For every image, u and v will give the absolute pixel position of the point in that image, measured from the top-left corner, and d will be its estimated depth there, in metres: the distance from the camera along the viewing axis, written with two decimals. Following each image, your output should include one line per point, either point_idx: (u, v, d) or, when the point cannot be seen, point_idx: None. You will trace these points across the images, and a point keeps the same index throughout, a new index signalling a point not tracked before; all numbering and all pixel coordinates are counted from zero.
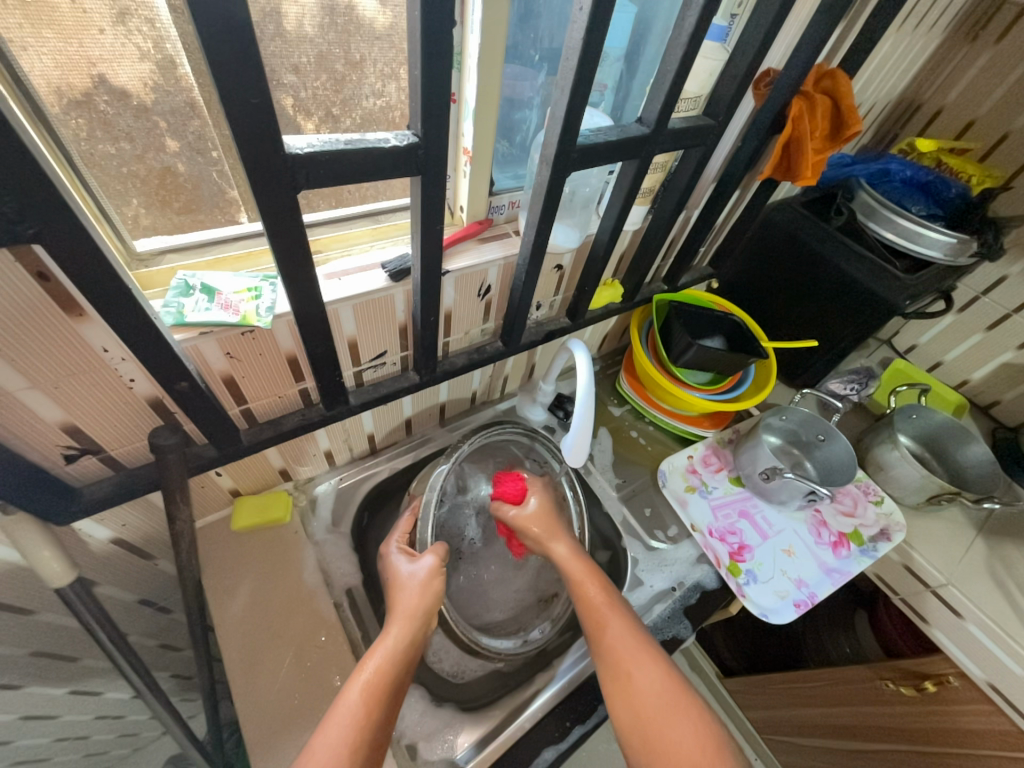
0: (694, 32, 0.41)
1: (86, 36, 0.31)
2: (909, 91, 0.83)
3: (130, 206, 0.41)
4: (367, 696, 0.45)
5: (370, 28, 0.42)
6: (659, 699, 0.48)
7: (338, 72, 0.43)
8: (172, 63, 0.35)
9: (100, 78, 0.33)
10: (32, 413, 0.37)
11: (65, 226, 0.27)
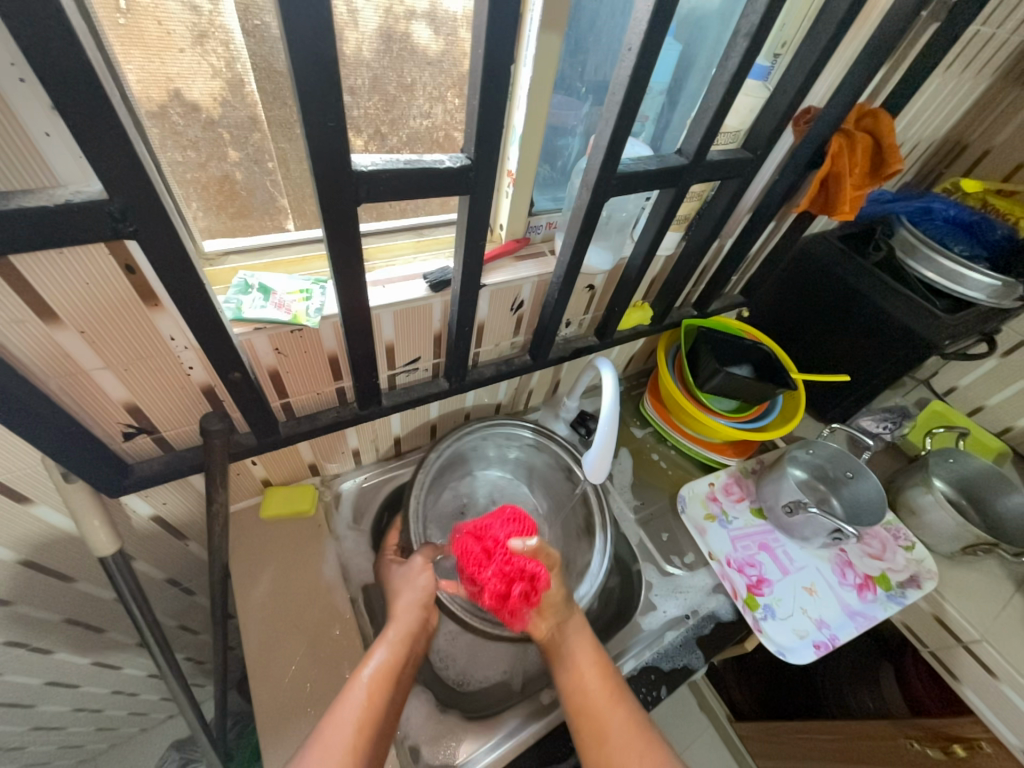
0: (738, 71, 0.43)
1: (168, 54, 0.35)
2: (955, 132, 0.82)
3: (202, 210, 0.45)
4: (376, 687, 0.47)
5: (423, 55, 0.45)
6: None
7: (390, 93, 0.46)
8: (240, 81, 0.39)
9: (176, 92, 0.37)
10: (102, 391, 0.40)
11: (157, 226, 0.30)
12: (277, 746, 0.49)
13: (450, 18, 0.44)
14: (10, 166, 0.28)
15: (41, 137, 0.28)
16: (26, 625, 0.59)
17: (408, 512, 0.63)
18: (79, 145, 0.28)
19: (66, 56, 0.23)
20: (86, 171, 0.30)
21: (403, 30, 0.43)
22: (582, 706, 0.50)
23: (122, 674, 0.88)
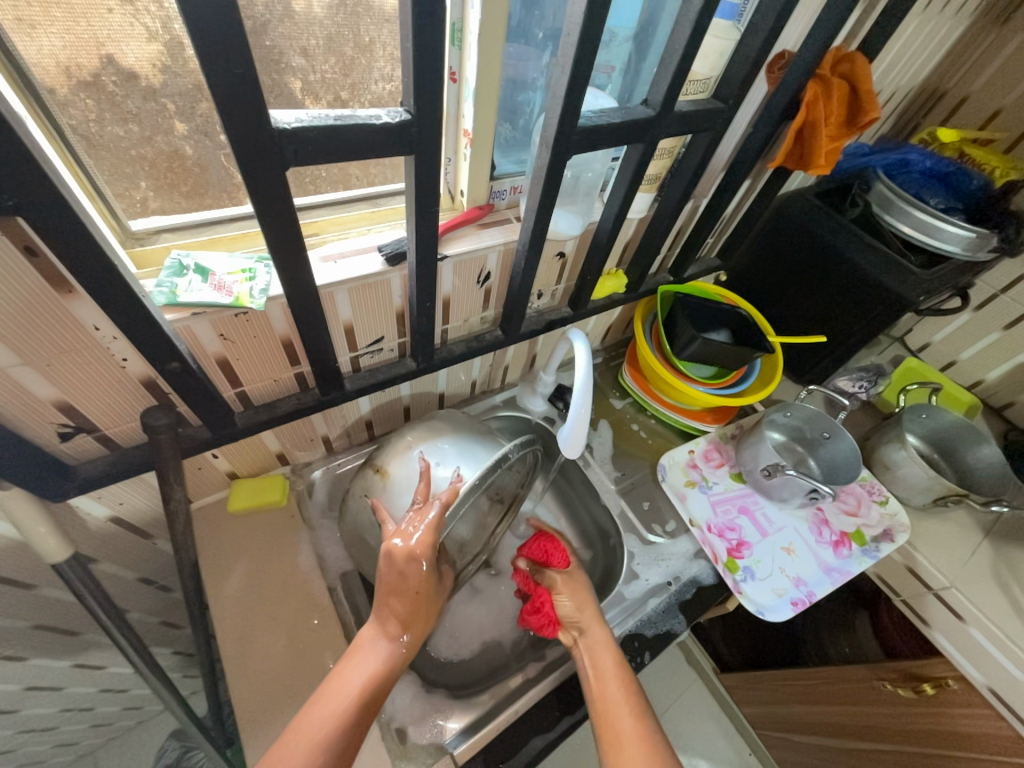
0: (704, 8, 0.39)
1: (95, 15, 0.32)
2: (932, 79, 0.80)
3: (134, 187, 0.40)
4: (364, 694, 0.44)
5: (381, 11, 0.41)
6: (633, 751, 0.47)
7: (347, 55, 0.42)
8: (179, 44, 0.35)
9: (109, 58, 0.33)
10: (25, 389, 0.37)
11: (47, 199, 0.26)
12: (258, 735, 0.48)
13: None
14: None
15: None
16: None
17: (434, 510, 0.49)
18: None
19: None
20: None
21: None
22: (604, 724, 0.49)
23: (107, 673, 0.86)
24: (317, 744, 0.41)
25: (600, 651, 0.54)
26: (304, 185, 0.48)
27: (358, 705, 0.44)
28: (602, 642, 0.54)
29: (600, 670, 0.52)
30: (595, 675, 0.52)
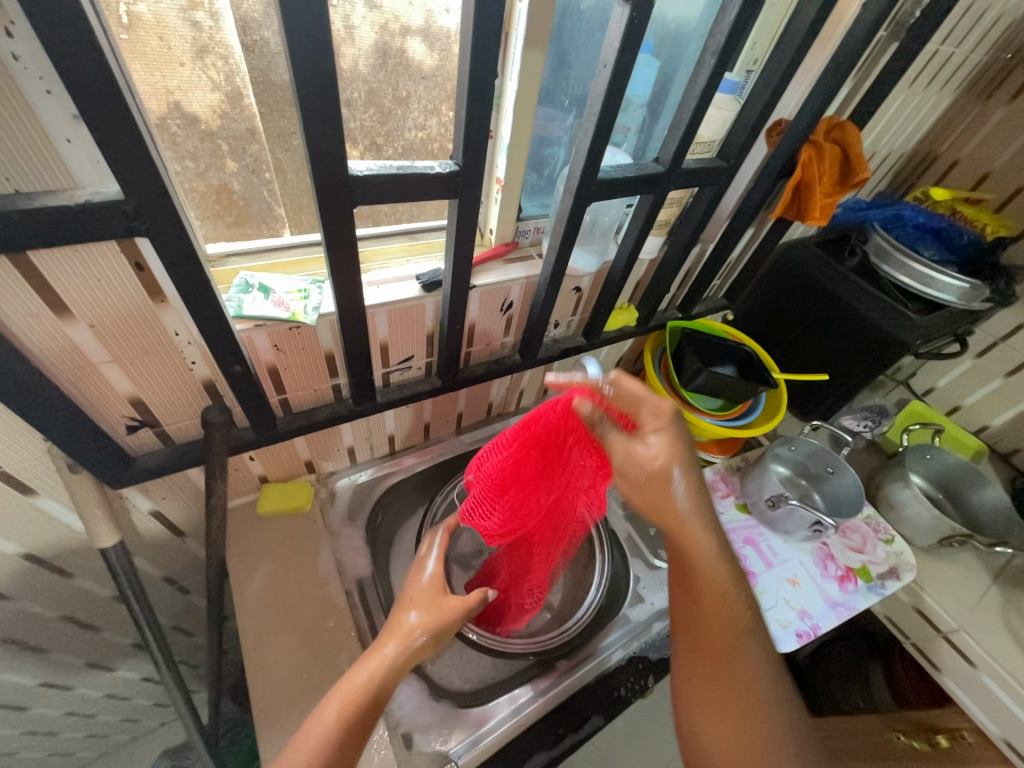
0: (708, 83, 0.46)
1: (168, 67, 0.38)
2: (924, 144, 0.86)
3: (196, 219, 0.48)
4: (342, 750, 0.41)
5: (418, 69, 0.49)
6: (709, 625, 0.45)
7: (386, 105, 0.50)
8: (238, 93, 0.42)
9: (175, 104, 0.40)
10: (108, 384, 0.42)
11: (169, 226, 0.32)
12: (272, 731, 0.50)
13: (444, 34, 0.48)
14: (30, 167, 0.29)
15: (63, 144, 0.29)
16: (24, 622, 0.60)
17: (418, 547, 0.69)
18: (100, 150, 0.29)
19: (92, 70, 0.25)
20: (102, 174, 0.31)
21: (398, 45, 0.46)
22: (694, 634, 0.46)
23: (115, 677, 0.87)
24: (334, 711, 0.42)
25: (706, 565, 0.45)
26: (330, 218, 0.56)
27: (336, 754, 0.40)
28: (709, 561, 0.45)
29: (706, 587, 0.45)
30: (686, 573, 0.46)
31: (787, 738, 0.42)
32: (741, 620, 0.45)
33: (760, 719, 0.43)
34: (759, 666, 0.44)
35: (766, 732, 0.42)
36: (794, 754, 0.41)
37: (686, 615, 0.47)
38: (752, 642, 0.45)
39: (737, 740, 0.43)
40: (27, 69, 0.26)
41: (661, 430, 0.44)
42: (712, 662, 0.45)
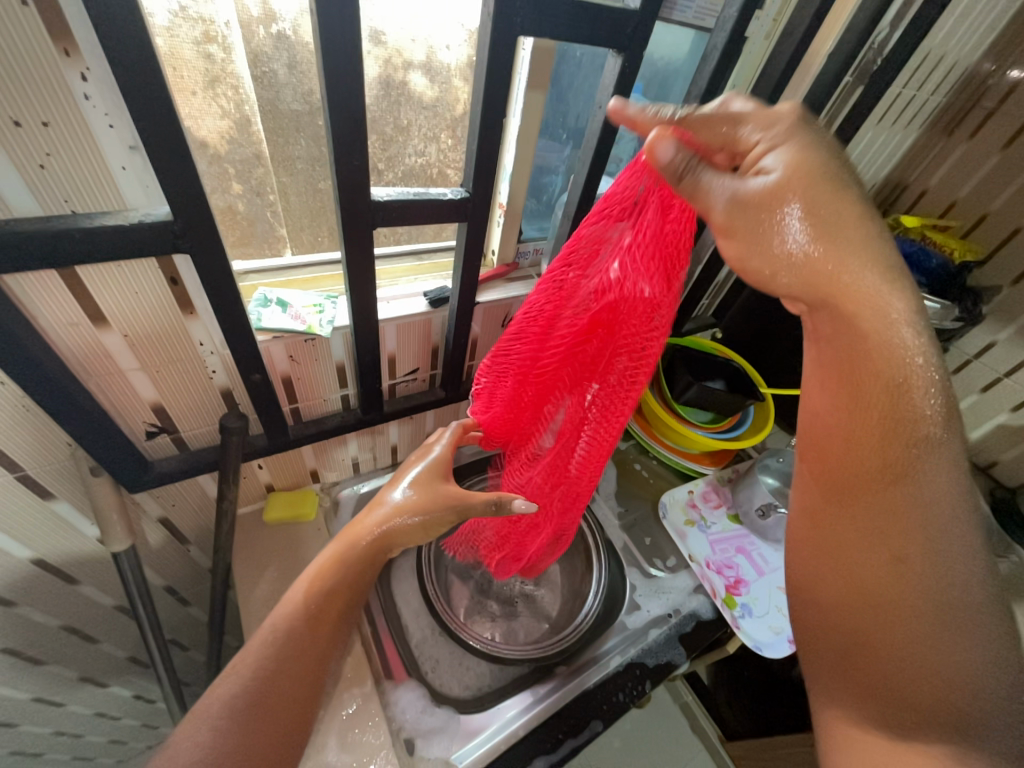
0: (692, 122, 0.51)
1: (182, 95, 0.42)
2: (896, 174, 0.92)
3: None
4: (313, 627, 0.44)
5: (419, 100, 0.53)
6: (860, 447, 0.36)
7: (387, 133, 0.54)
8: (247, 121, 0.46)
9: (187, 129, 0.44)
10: (134, 390, 0.45)
11: (209, 244, 0.35)
12: None
13: (445, 69, 0.53)
14: (86, 190, 0.32)
15: (118, 170, 0.32)
16: (25, 632, 0.59)
17: (421, 555, 0.70)
18: (152, 175, 0.33)
19: (156, 109, 0.29)
20: (151, 197, 0.34)
21: (400, 78, 0.51)
22: (828, 455, 0.37)
23: (108, 694, 0.86)
24: (302, 589, 0.46)
25: (860, 351, 0.34)
26: (333, 237, 0.60)
27: (306, 628, 0.44)
28: (889, 335, 0.33)
29: (873, 392, 0.34)
30: (848, 358, 0.35)
31: (959, 581, 0.34)
32: (917, 435, 0.34)
33: (922, 561, 0.34)
34: (936, 496, 0.34)
35: (934, 578, 0.34)
36: (958, 603, 0.34)
37: (830, 435, 0.37)
38: (931, 467, 0.34)
39: (880, 576, 0.36)
40: (96, 108, 0.30)
41: (786, 143, 0.34)
42: (861, 507, 0.36)
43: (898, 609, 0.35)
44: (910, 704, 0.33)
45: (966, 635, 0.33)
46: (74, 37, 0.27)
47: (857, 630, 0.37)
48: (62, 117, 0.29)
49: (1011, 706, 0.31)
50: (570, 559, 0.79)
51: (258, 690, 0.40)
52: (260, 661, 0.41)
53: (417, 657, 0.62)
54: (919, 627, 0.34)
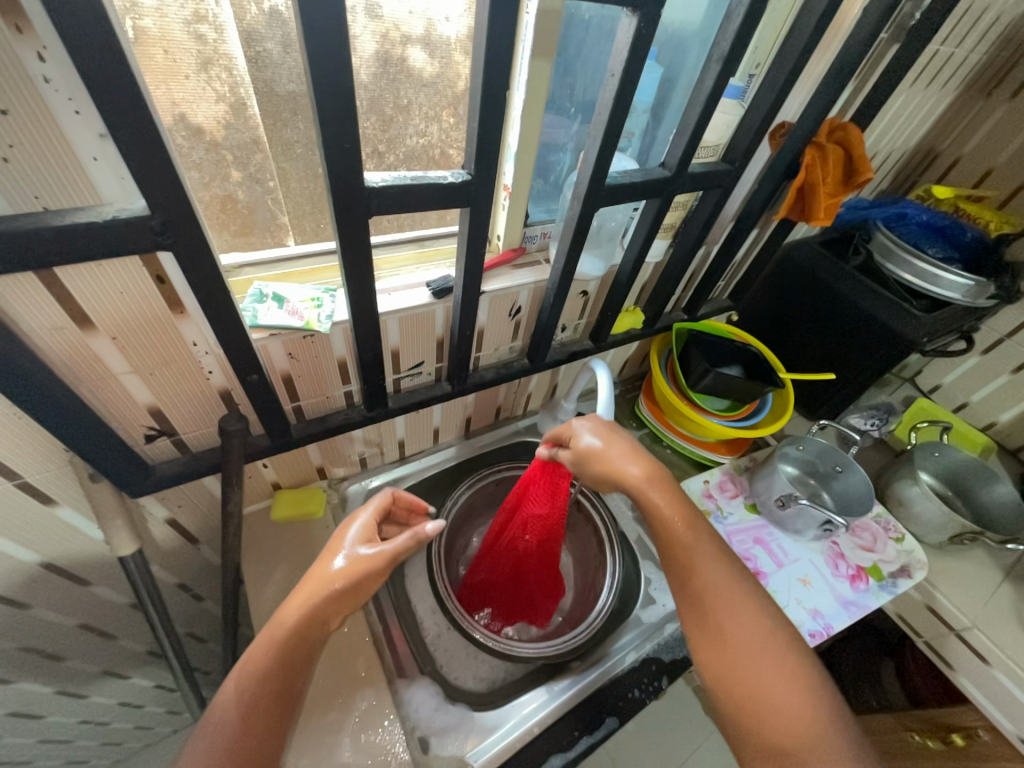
0: (713, 89, 0.47)
1: (173, 81, 0.39)
2: (926, 141, 0.86)
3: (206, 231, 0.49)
4: (271, 689, 0.41)
5: (419, 77, 0.50)
6: (687, 550, 0.47)
7: (387, 113, 0.50)
8: (243, 104, 0.43)
9: (181, 116, 0.41)
10: (128, 394, 0.43)
11: (193, 240, 0.33)
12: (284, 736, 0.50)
13: (444, 42, 0.48)
14: (58, 184, 0.30)
15: (90, 161, 0.30)
16: (41, 631, 0.60)
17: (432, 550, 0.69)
18: (126, 167, 0.30)
19: (125, 92, 0.26)
20: (127, 191, 0.32)
21: (399, 53, 0.47)
22: (674, 566, 0.48)
23: (130, 685, 0.87)
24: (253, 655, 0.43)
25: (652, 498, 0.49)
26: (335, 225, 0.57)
27: (279, 656, 0.42)
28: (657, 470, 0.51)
29: (653, 518, 0.49)
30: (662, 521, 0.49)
31: (752, 625, 0.44)
32: (683, 543, 0.48)
33: (732, 627, 0.44)
34: (732, 572, 0.47)
35: (742, 635, 0.44)
36: (760, 645, 0.43)
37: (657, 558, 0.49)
38: (720, 558, 0.47)
39: (732, 645, 0.43)
40: (57, 92, 0.27)
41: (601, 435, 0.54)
42: (706, 595, 0.46)
43: (732, 670, 0.43)
44: (781, 753, 0.39)
45: (767, 664, 0.42)
46: (26, 12, 0.25)
47: (726, 708, 0.43)
48: (23, 105, 0.27)
49: (836, 724, 0.39)
50: (584, 553, 0.78)
51: (233, 744, 0.38)
52: (231, 718, 0.39)
53: (431, 652, 0.62)
54: (744, 676, 0.42)
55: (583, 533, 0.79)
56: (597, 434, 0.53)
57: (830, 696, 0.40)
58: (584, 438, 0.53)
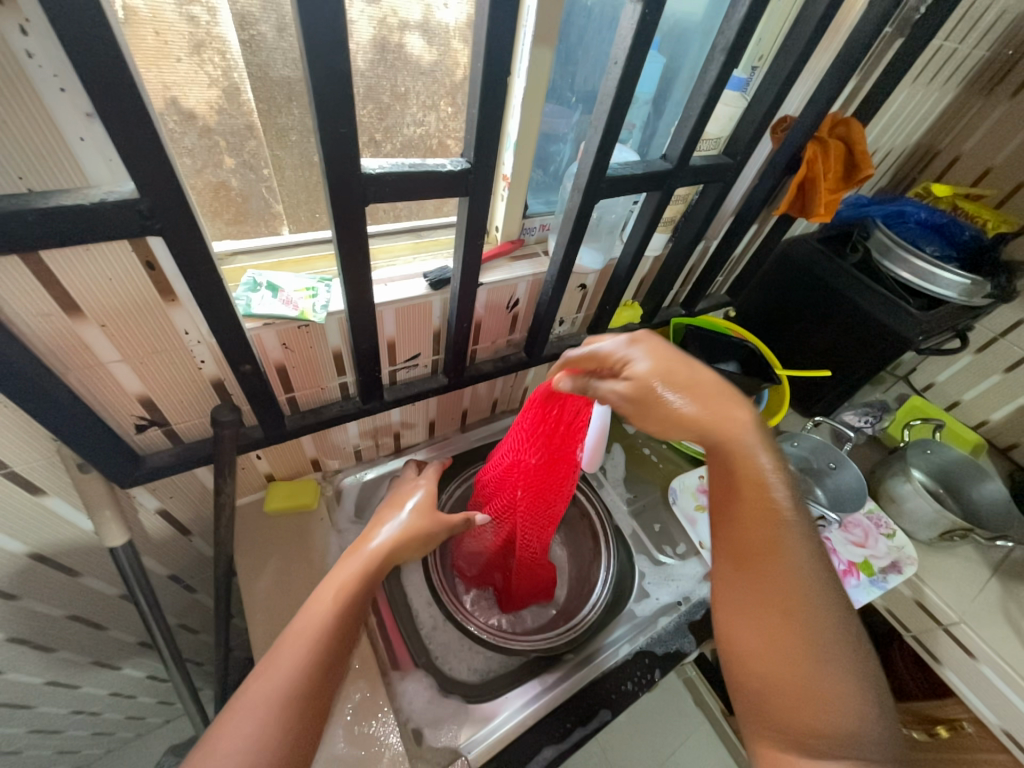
0: (717, 80, 0.46)
1: (165, 63, 0.38)
2: (925, 139, 0.86)
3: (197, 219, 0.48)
4: (312, 683, 0.37)
5: (417, 64, 0.48)
6: (752, 517, 0.41)
7: (384, 101, 0.49)
8: (236, 89, 0.42)
9: (172, 99, 0.40)
10: (118, 383, 0.42)
11: (183, 225, 0.32)
12: None
13: (443, 28, 0.47)
14: (41, 166, 0.29)
15: (76, 141, 0.29)
16: (30, 622, 0.59)
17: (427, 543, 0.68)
18: (114, 149, 0.29)
19: (113, 69, 0.25)
20: (115, 173, 0.31)
21: (396, 39, 0.46)
22: (733, 530, 0.42)
23: (121, 675, 0.87)
24: (289, 653, 0.38)
25: (743, 447, 0.43)
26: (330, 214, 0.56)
27: (316, 659, 0.38)
28: (748, 436, 0.43)
29: (740, 471, 0.42)
30: (729, 475, 0.43)
31: (828, 619, 0.38)
32: (778, 509, 0.41)
33: (797, 610, 0.39)
34: (801, 554, 0.40)
35: (809, 622, 0.38)
36: (814, 626, 0.38)
37: (719, 511, 0.43)
38: (794, 538, 0.40)
39: (779, 624, 0.38)
40: (42, 68, 0.26)
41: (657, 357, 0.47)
42: (768, 567, 0.40)
43: (774, 648, 0.38)
44: (807, 741, 0.35)
45: (834, 664, 0.37)
46: None
47: (752, 686, 0.39)
48: (5, 82, 0.26)
49: (874, 733, 0.35)
50: (579, 546, 0.78)
51: (268, 753, 0.33)
52: (264, 716, 0.35)
53: (426, 644, 0.61)
54: (798, 665, 0.37)
55: (578, 528, 0.79)
56: (651, 357, 0.47)
57: (878, 706, 0.36)
58: (636, 364, 0.47)
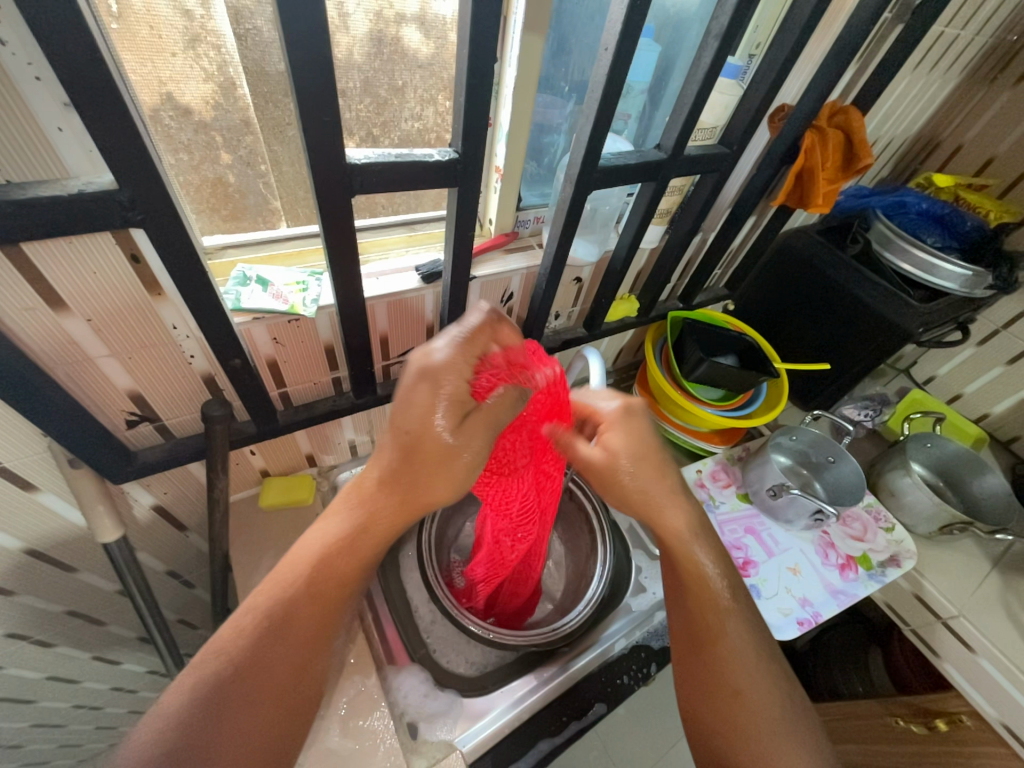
0: (710, 68, 0.45)
1: (160, 58, 0.38)
2: (928, 128, 0.85)
3: (192, 213, 0.47)
4: (247, 660, 0.39)
5: (414, 58, 0.48)
6: (689, 599, 0.49)
7: (381, 96, 0.49)
8: (232, 84, 0.41)
9: (167, 95, 0.39)
10: (106, 378, 0.42)
11: (165, 217, 0.32)
12: None
13: (440, 21, 0.47)
14: (21, 157, 0.28)
15: (54, 132, 0.29)
16: (28, 617, 0.59)
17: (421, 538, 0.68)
18: (92, 139, 0.29)
19: (86, 57, 0.24)
20: (95, 163, 0.31)
21: (393, 33, 0.45)
22: (685, 616, 0.50)
23: (122, 670, 0.88)
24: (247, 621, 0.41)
25: (658, 502, 0.50)
26: None
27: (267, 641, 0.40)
28: (677, 519, 0.51)
29: (683, 566, 0.50)
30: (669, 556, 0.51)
31: (772, 699, 0.45)
32: (718, 599, 0.48)
33: (748, 691, 0.45)
34: (743, 637, 0.47)
35: (755, 700, 0.44)
36: (766, 712, 0.44)
37: (676, 600, 0.51)
38: (732, 621, 0.48)
39: (729, 708, 0.45)
40: (17, 56, 0.26)
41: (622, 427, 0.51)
42: (717, 653, 0.47)
43: (728, 732, 0.44)
44: None
45: (783, 744, 0.42)
46: None
47: None
48: None
49: None
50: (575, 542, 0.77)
51: (198, 727, 0.36)
52: (201, 690, 0.38)
53: (424, 638, 0.61)
54: (748, 746, 0.43)
55: (574, 521, 0.78)
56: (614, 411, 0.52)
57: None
58: (607, 433, 0.51)
